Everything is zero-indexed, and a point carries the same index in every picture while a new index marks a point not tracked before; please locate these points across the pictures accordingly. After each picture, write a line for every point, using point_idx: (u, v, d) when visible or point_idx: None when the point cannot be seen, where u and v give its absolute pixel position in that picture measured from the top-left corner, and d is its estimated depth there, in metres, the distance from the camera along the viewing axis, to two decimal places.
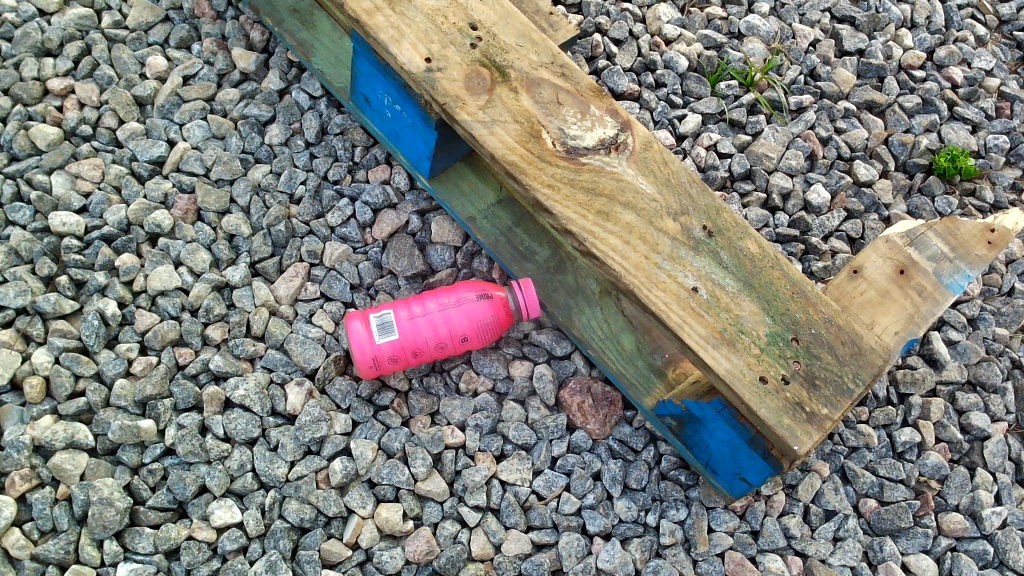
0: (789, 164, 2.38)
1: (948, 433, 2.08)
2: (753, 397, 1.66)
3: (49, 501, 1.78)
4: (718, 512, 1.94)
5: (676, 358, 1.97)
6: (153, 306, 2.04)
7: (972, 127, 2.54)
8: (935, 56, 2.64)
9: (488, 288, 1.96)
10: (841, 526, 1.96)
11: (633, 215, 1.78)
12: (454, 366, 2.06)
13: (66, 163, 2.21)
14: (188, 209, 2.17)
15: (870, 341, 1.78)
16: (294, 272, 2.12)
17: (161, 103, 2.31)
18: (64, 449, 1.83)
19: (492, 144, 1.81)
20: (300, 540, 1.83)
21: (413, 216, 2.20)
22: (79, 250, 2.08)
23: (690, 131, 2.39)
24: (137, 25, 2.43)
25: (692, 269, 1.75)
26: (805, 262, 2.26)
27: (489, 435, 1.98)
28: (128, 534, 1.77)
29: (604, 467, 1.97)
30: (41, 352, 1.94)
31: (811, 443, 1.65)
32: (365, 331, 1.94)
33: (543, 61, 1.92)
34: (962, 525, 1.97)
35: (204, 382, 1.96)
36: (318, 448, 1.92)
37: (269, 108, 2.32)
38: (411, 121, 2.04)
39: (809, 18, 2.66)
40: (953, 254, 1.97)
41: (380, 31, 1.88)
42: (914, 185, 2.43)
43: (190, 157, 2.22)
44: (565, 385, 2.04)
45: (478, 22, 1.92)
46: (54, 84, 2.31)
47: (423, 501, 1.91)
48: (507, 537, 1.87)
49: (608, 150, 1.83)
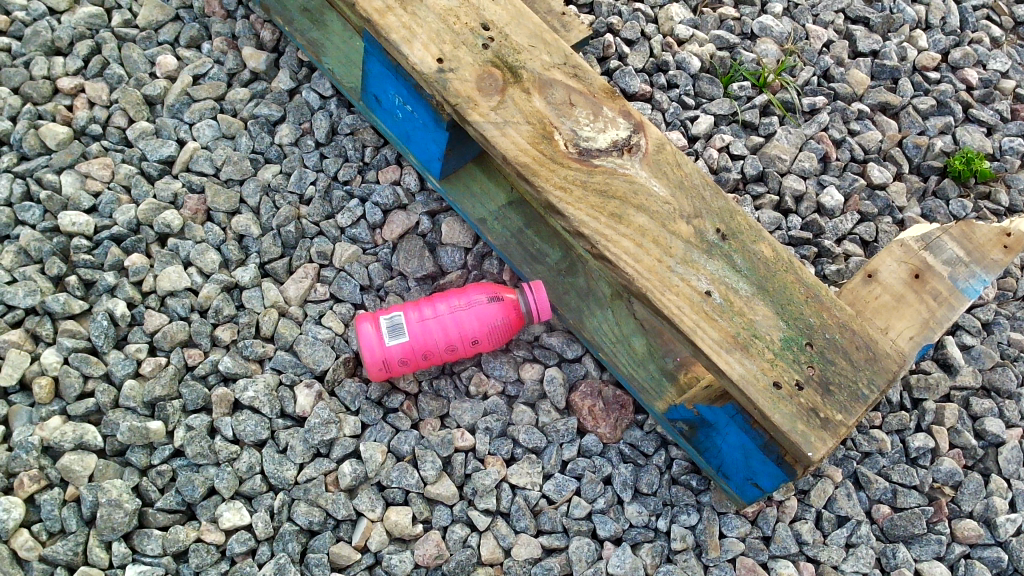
0: (802, 166, 2.36)
1: (962, 439, 2.06)
2: (766, 402, 1.65)
3: (57, 502, 1.78)
4: (729, 518, 1.92)
5: (688, 362, 1.95)
6: (162, 306, 2.03)
7: (988, 129, 2.52)
8: (950, 57, 2.62)
9: (499, 290, 1.95)
10: (854, 532, 1.94)
11: (646, 218, 1.77)
12: (464, 368, 2.04)
13: (75, 162, 2.20)
14: (197, 209, 2.15)
15: (886, 346, 1.76)
16: (303, 273, 2.11)
17: (171, 102, 2.30)
18: (73, 450, 1.83)
19: (504, 146, 1.80)
20: (309, 543, 1.82)
21: (423, 217, 2.18)
22: (88, 250, 2.08)
23: (702, 132, 2.37)
24: (147, 23, 2.42)
25: (705, 272, 1.74)
26: (818, 265, 2.24)
27: (499, 438, 1.97)
28: (137, 536, 1.77)
29: (615, 472, 1.95)
30: (50, 353, 1.93)
31: (825, 450, 1.64)
32: (375, 333, 1.93)
33: (556, 62, 1.90)
34: (977, 532, 1.95)
35: (213, 383, 1.95)
36: (328, 450, 1.91)
37: (279, 108, 2.32)
38: (423, 122, 2.03)
39: (823, 19, 2.63)
40: (969, 259, 1.94)
41: (391, 31, 1.87)
42: (929, 188, 2.40)
43: (200, 157, 2.21)
44: (575, 389, 2.03)
45: (490, 22, 1.91)
46: (64, 83, 2.31)
47: (433, 504, 1.90)
48: (517, 541, 1.86)
49: (621, 152, 1.82)
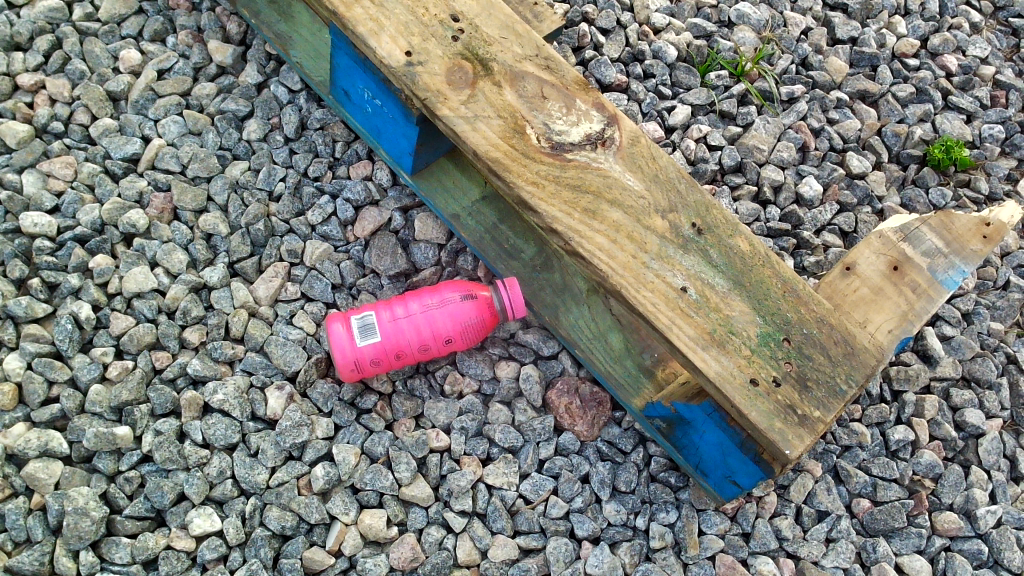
0: (780, 156, 2.33)
1: (941, 431, 2.05)
2: (743, 400, 1.62)
3: (23, 511, 1.73)
4: (708, 515, 1.90)
5: (666, 358, 1.93)
6: (129, 308, 1.99)
7: (967, 116, 2.49)
8: (929, 43, 2.59)
9: (472, 288, 1.91)
10: (834, 526, 1.92)
11: (620, 213, 1.73)
12: (439, 367, 2.01)
13: (37, 161, 2.15)
14: (164, 208, 2.10)
15: (864, 340, 1.73)
16: (273, 272, 2.07)
17: (135, 98, 2.25)
18: (38, 457, 1.79)
19: (474, 141, 1.76)
20: (282, 548, 1.79)
21: (396, 213, 2.14)
22: (51, 251, 2.02)
23: (679, 122, 2.33)
24: (109, 17, 2.36)
25: (681, 268, 1.71)
26: (797, 257, 2.21)
27: (475, 438, 1.94)
28: (105, 544, 1.73)
29: (593, 470, 1.93)
30: (13, 358, 1.88)
31: (803, 447, 1.61)
32: (346, 333, 1.89)
33: (527, 54, 1.86)
34: (957, 525, 1.93)
35: (182, 387, 1.91)
36: (300, 453, 1.88)
37: (246, 103, 2.27)
38: (392, 116, 1.99)
39: (800, 6, 2.60)
40: (948, 250, 1.93)
41: (358, 24, 1.82)
42: (908, 177, 2.38)
43: (166, 154, 2.16)
44: (552, 386, 2.00)
45: (460, 13, 1.86)
46: (24, 79, 2.24)
47: (408, 507, 1.87)
48: (494, 542, 1.84)
49: (594, 146, 1.78)
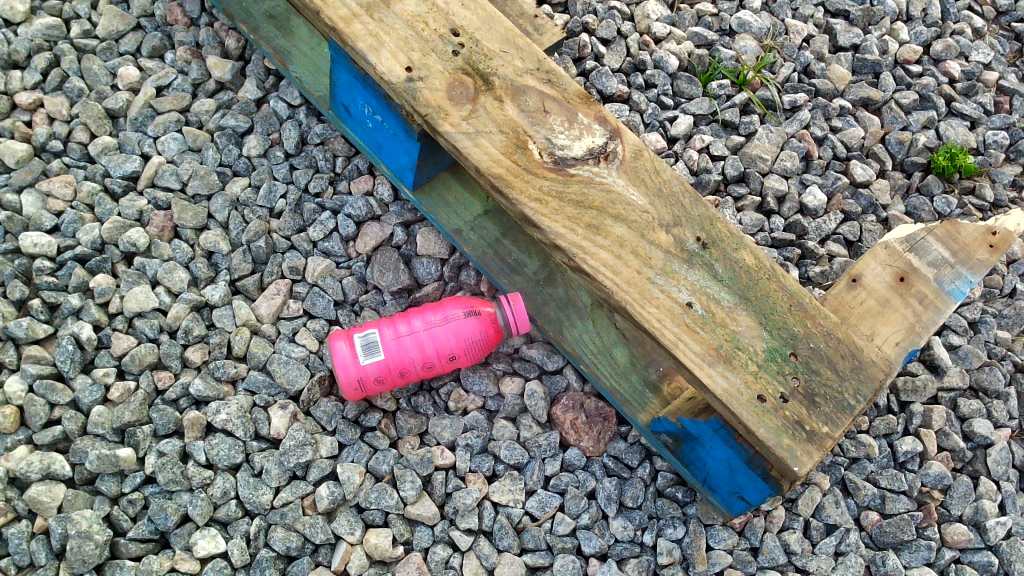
0: (784, 166, 2.32)
1: (950, 441, 2.03)
2: (751, 417, 1.60)
3: (26, 535, 1.72)
4: (716, 530, 1.89)
5: (671, 373, 1.91)
6: (130, 327, 1.97)
7: (971, 123, 2.48)
8: (931, 50, 2.58)
9: (476, 304, 1.90)
10: (843, 540, 1.91)
11: (624, 228, 1.72)
12: (443, 384, 2.00)
13: (36, 180, 2.14)
14: (164, 226, 2.09)
15: (871, 353, 1.72)
16: (275, 290, 2.06)
17: (134, 115, 2.24)
18: (40, 481, 1.77)
19: (476, 157, 1.74)
20: (287, 569, 1.77)
21: (397, 229, 2.13)
22: (51, 271, 2.01)
23: (681, 133, 2.32)
24: (107, 33, 2.35)
25: (686, 283, 1.69)
26: (802, 267, 2.20)
27: (480, 455, 1.93)
28: (109, 567, 1.71)
29: (599, 486, 1.91)
30: (13, 380, 1.86)
31: (811, 463, 1.60)
32: (350, 352, 1.87)
33: (528, 67, 1.84)
34: (967, 537, 1.92)
35: (184, 407, 1.89)
36: (304, 473, 1.86)
37: (246, 118, 2.26)
38: (393, 132, 1.97)
39: (802, 13, 2.59)
40: (955, 260, 1.91)
41: (357, 40, 1.80)
42: (913, 185, 2.36)
43: (165, 171, 2.15)
44: (557, 402, 1.99)
45: (460, 28, 1.84)
46: (22, 98, 2.23)
47: (413, 525, 1.85)
48: (501, 561, 1.82)
49: (597, 160, 1.77)
